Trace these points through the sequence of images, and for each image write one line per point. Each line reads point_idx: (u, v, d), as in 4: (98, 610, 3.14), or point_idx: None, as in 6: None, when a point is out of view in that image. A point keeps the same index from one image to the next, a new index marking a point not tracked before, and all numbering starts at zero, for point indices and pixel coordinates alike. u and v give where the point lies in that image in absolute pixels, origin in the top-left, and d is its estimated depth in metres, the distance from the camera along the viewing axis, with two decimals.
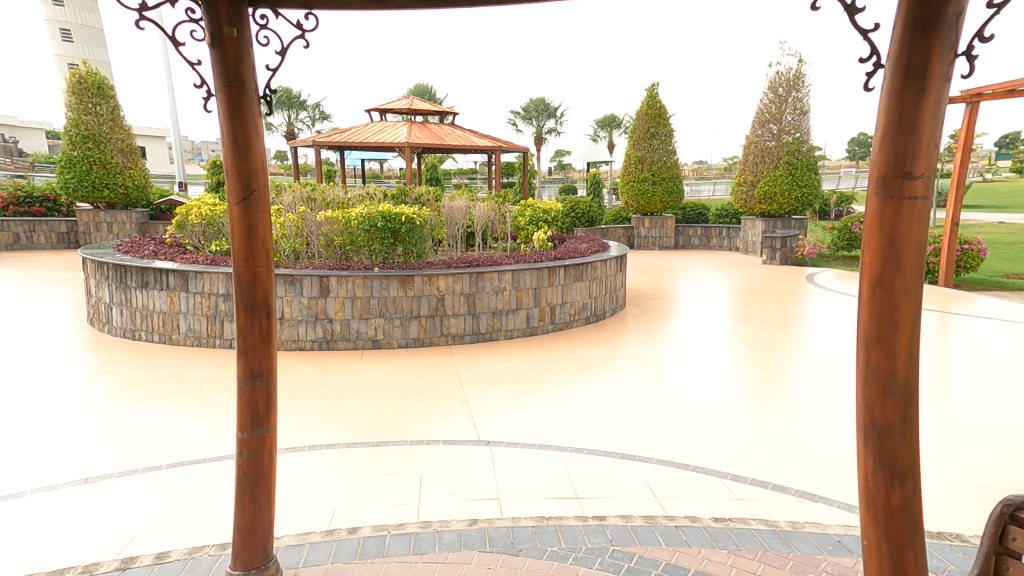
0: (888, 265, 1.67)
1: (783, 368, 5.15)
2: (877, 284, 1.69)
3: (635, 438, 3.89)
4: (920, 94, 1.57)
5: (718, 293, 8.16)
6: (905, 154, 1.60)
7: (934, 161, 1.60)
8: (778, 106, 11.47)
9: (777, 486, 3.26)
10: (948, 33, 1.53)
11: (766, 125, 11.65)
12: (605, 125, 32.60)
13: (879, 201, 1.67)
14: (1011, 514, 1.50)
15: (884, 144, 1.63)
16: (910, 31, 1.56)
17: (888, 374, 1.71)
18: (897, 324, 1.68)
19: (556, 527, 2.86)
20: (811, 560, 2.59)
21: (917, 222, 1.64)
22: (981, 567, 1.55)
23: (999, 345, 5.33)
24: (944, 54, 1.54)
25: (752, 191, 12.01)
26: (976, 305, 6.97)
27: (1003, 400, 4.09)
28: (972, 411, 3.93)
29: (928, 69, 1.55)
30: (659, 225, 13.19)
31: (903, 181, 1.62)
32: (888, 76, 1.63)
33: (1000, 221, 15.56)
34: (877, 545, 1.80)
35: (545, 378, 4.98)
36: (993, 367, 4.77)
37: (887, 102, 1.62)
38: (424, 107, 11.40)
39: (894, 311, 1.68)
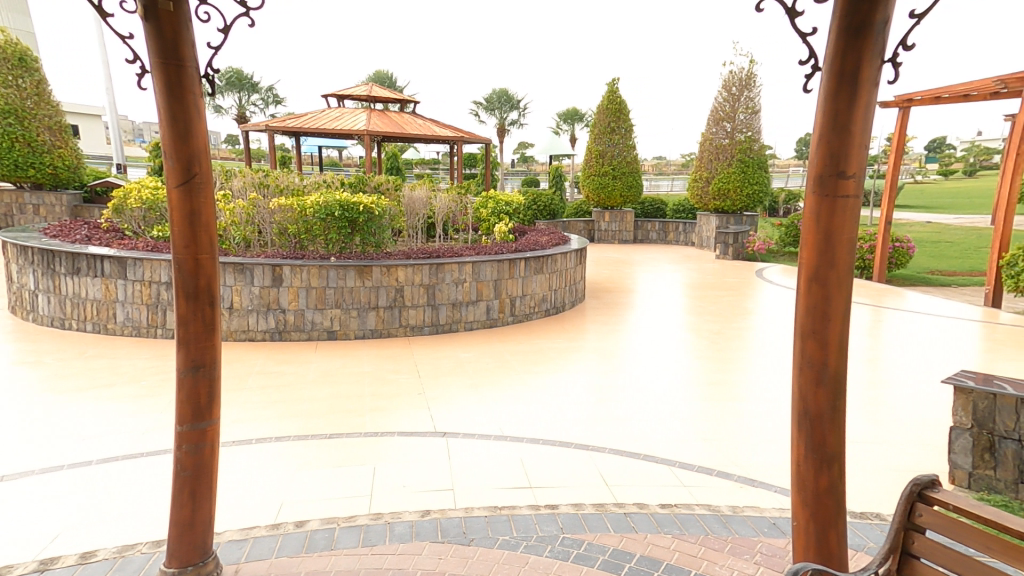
0: (824, 259, 1.76)
1: (733, 359, 5.32)
2: (814, 279, 1.78)
3: (590, 428, 3.96)
4: (853, 97, 1.65)
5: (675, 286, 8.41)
6: (839, 154, 1.69)
7: (865, 162, 1.69)
8: (731, 104, 11.81)
9: (721, 472, 3.39)
10: (877, 39, 1.61)
11: (720, 123, 11.95)
12: (566, 119, 32.77)
13: (816, 199, 1.75)
14: (918, 493, 1.86)
15: (821, 144, 1.71)
16: (845, 36, 1.63)
17: (821, 363, 1.80)
18: (830, 317, 1.77)
19: (509, 516, 2.90)
20: (747, 542, 2.70)
21: (850, 219, 1.73)
22: (893, 540, 1.88)
23: (927, 334, 5.66)
24: (874, 60, 1.63)
25: (706, 188, 12.33)
26: (906, 299, 7.25)
27: (930, 389, 4.36)
28: (900, 400, 4.18)
29: (859, 74, 1.63)
30: (618, 219, 13.44)
31: (837, 180, 1.70)
32: (825, 78, 1.71)
33: (929, 221, 16.51)
34: (805, 526, 1.92)
35: (503, 369, 5.01)
36: (922, 356, 5.06)
37: (824, 104, 1.71)
38: (384, 94, 11.11)
39: (827, 305, 1.77)
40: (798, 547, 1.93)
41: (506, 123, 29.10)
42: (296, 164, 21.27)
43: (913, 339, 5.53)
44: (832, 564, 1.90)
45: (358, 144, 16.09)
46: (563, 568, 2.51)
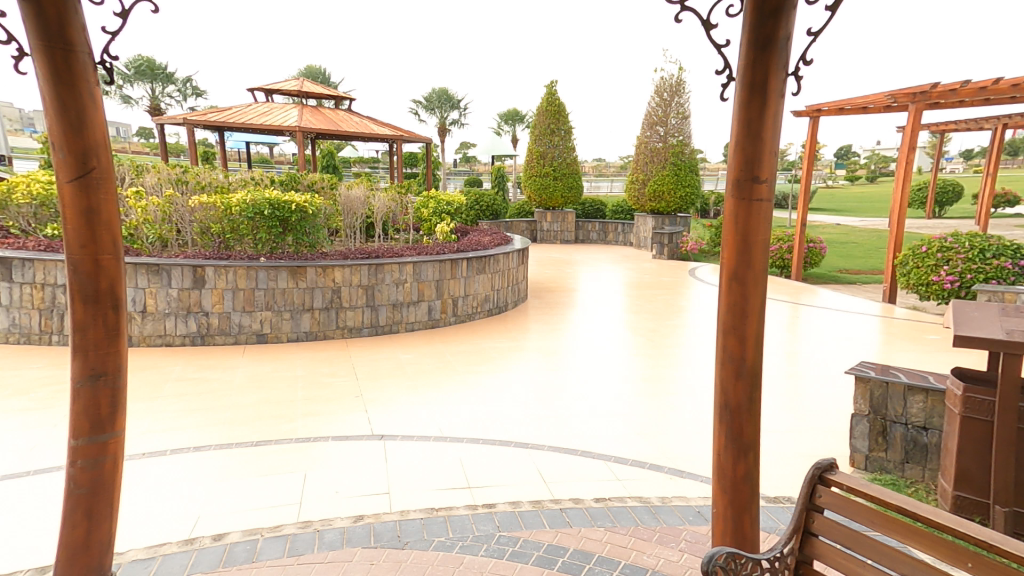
0: (743, 259, 1.86)
1: (668, 355, 5.52)
2: (734, 278, 1.88)
3: (531, 427, 3.98)
4: (763, 106, 1.77)
5: (615, 285, 8.63)
6: (753, 159, 1.80)
7: (776, 167, 1.81)
8: (664, 109, 12.30)
9: (653, 465, 3.48)
10: (782, 54, 1.73)
11: (654, 127, 12.42)
12: (507, 120, 32.88)
13: (734, 201, 1.86)
14: (818, 474, 2.00)
15: (737, 150, 1.83)
16: (753, 49, 1.77)
17: (740, 357, 1.91)
18: (748, 314, 1.87)
19: (446, 517, 2.84)
20: (674, 530, 2.73)
21: (764, 221, 1.85)
22: (797, 521, 2.00)
23: (841, 328, 6.07)
24: (780, 71, 1.76)
25: (643, 190, 12.76)
26: (819, 297, 7.67)
27: (842, 380, 4.68)
28: (814, 392, 4.48)
29: (767, 84, 1.76)
30: (560, 220, 13.67)
31: (752, 183, 1.81)
32: (739, 87, 1.83)
33: (837, 222, 17.94)
34: (724, 512, 2.03)
35: (444, 369, 4.97)
36: (836, 348, 5.41)
37: (737, 112, 1.83)
38: (316, 90, 10.81)
39: (746, 301, 1.88)
40: (716, 532, 2.05)
41: (447, 123, 29.01)
42: (219, 161, 20.16)
43: (829, 333, 5.93)
44: (746, 546, 2.03)
45: (289, 141, 15.59)
46: (497, 567, 2.46)
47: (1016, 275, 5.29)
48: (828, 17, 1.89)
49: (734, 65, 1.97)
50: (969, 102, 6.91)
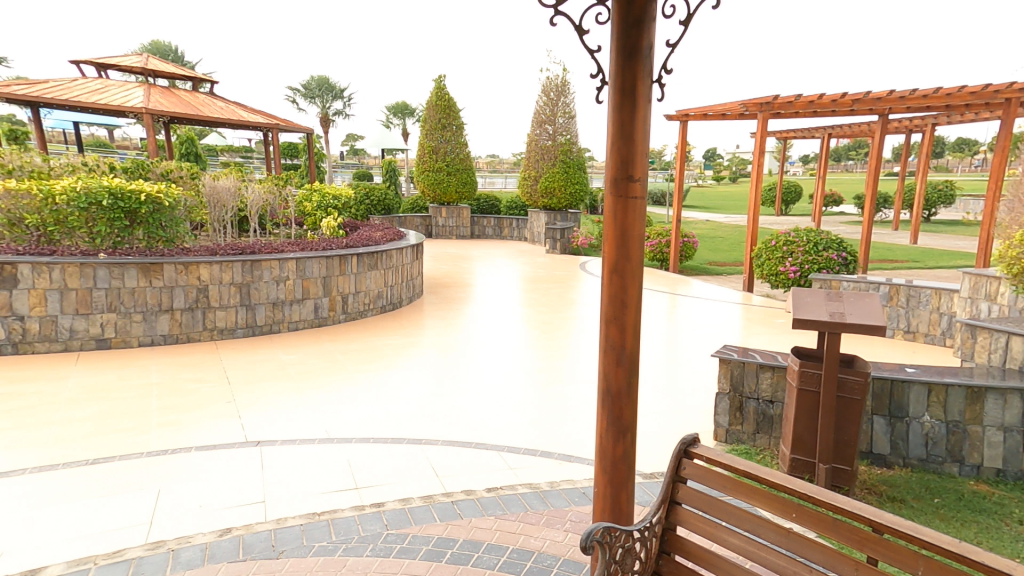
0: (621, 253, 2.02)
1: (562, 347, 5.70)
2: (614, 271, 2.04)
3: (426, 423, 3.88)
4: (633, 109, 1.93)
5: (511, 279, 8.79)
6: (627, 159, 1.96)
7: (647, 167, 1.98)
8: (550, 109, 12.78)
9: (543, 452, 3.50)
10: (644, 63, 1.91)
11: (543, 125, 12.86)
12: (398, 113, 33.10)
13: (613, 199, 2.01)
14: (685, 448, 2.16)
15: (613, 150, 1.98)
16: (622, 57, 1.92)
17: (620, 346, 2.08)
18: (626, 305, 2.05)
19: (329, 520, 2.67)
20: (560, 512, 2.77)
21: (639, 217, 2.02)
22: (665, 492, 2.15)
23: (711, 315, 6.70)
24: (646, 78, 1.93)
25: (535, 186, 13.14)
26: (691, 287, 8.44)
27: (710, 363, 5.16)
28: (687, 376, 4.89)
29: (636, 90, 1.92)
30: (455, 215, 13.80)
31: (627, 182, 1.97)
32: (612, 91, 1.98)
33: (707, 219, 19.90)
34: (603, 489, 2.22)
35: (331, 368, 4.70)
36: (707, 334, 5.96)
37: (612, 115, 1.97)
38: (164, 67, 9.56)
39: (625, 293, 2.04)
40: (597, 509, 2.22)
41: (327, 112, 28.15)
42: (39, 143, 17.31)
43: (700, 320, 6.53)
44: (622, 519, 2.21)
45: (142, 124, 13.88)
46: (383, 565, 2.34)
47: (840, 265, 6.18)
48: (682, 30, 2.05)
49: (605, 71, 2.06)
50: (802, 113, 7.96)
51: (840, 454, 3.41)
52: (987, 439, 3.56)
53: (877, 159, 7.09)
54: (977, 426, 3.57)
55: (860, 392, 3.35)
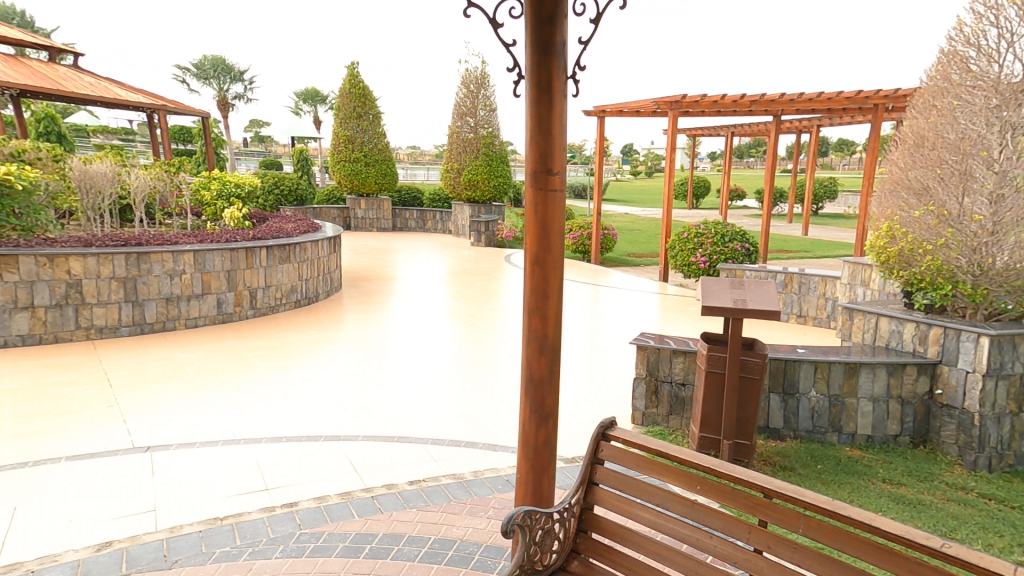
0: (543, 244, 2.07)
1: (488, 338, 5.74)
2: (535, 262, 2.09)
3: (345, 418, 3.77)
4: (550, 104, 1.98)
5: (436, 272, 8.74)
6: (545, 152, 2.01)
7: (565, 161, 2.04)
8: (472, 100, 12.92)
9: (468, 442, 3.51)
10: (559, 58, 1.97)
11: (464, 117, 12.86)
12: (308, 99, 30.67)
13: (533, 192, 2.05)
14: (602, 432, 2.28)
15: (532, 144, 2.03)
16: (537, 52, 1.96)
17: (542, 335, 2.14)
18: (548, 294, 2.11)
19: (233, 524, 2.53)
20: (484, 501, 2.81)
21: (559, 210, 2.07)
22: (585, 473, 2.26)
23: (629, 305, 7.03)
24: (560, 74, 1.98)
25: (458, 178, 13.08)
26: (611, 278, 8.81)
27: (627, 351, 5.42)
28: (606, 363, 5.10)
29: (551, 85, 1.97)
30: (376, 208, 13.50)
31: (547, 176, 2.03)
32: (528, 86, 2.02)
33: (625, 212, 20.82)
34: (525, 475, 2.28)
35: (239, 366, 4.46)
36: (625, 322, 6.26)
37: (530, 109, 2.01)
38: (10, 36, 8.38)
39: (546, 283, 2.10)
40: (519, 494, 2.29)
41: (230, 96, 26.59)
42: None
43: (619, 309, 6.83)
44: (542, 503, 2.29)
45: None
46: (294, 566, 2.25)
47: (745, 255, 6.70)
48: (593, 28, 2.08)
49: (521, 65, 2.08)
50: (708, 112, 8.52)
51: (741, 430, 3.72)
52: (860, 409, 4.03)
53: (772, 157, 7.75)
54: (852, 398, 4.03)
55: (759, 371, 3.66)
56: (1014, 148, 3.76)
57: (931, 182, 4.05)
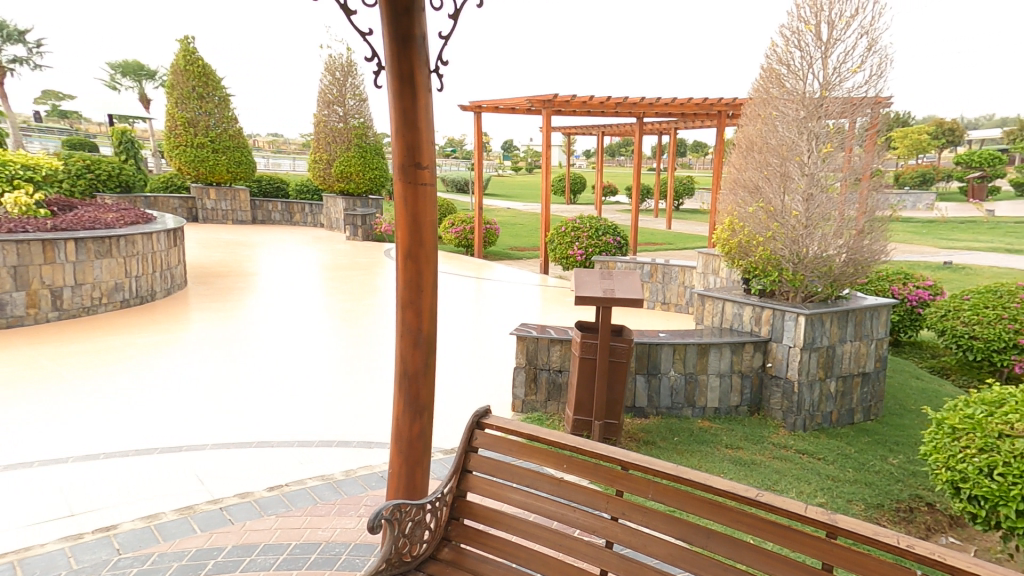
0: (415, 238, 2.07)
1: (371, 333, 5.62)
2: (408, 256, 2.08)
3: (196, 427, 3.46)
4: (414, 96, 1.96)
5: (308, 268, 8.43)
6: (413, 145, 2.00)
7: (434, 155, 2.05)
8: (338, 89, 12.36)
9: (341, 442, 3.39)
10: (419, 52, 1.93)
11: (331, 106, 12.30)
12: (122, 71, 26.59)
13: (402, 184, 2.03)
14: (477, 421, 2.36)
15: (398, 136, 2.00)
16: (396, 42, 1.91)
17: (417, 328, 2.15)
18: (422, 288, 2.12)
19: (21, 560, 2.20)
20: (355, 499, 2.74)
21: (430, 203, 2.07)
22: (458, 462, 2.31)
23: (510, 296, 7.26)
24: (423, 67, 1.96)
25: (328, 170, 12.51)
26: (494, 270, 9.06)
27: (504, 341, 5.59)
28: (484, 355, 5.24)
29: (414, 78, 1.94)
30: (228, 198, 13.13)
31: (415, 169, 2.01)
32: (390, 77, 1.97)
33: (507, 207, 21.46)
34: (399, 470, 2.26)
35: (44, 375, 4.15)
36: (504, 314, 6.47)
37: (394, 100, 1.97)
38: None
39: (420, 276, 2.10)
40: (391, 488, 2.26)
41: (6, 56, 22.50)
42: None
43: (501, 302, 6.99)
44: (416, 497, 2.28)
45: None
46: None
47: (617, 247, 7.20)
48: (452, 24, 2.05)
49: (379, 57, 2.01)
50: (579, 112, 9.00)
51: (611, 411, 4.03)
52: (710, 384, 4.57)
53: (639, 155, 8.41)
54: (703, 375, 4.55)
55: (626, 355, 3.96)
56: (819, 153, 4.47)
57: (760, 182, 4.70)
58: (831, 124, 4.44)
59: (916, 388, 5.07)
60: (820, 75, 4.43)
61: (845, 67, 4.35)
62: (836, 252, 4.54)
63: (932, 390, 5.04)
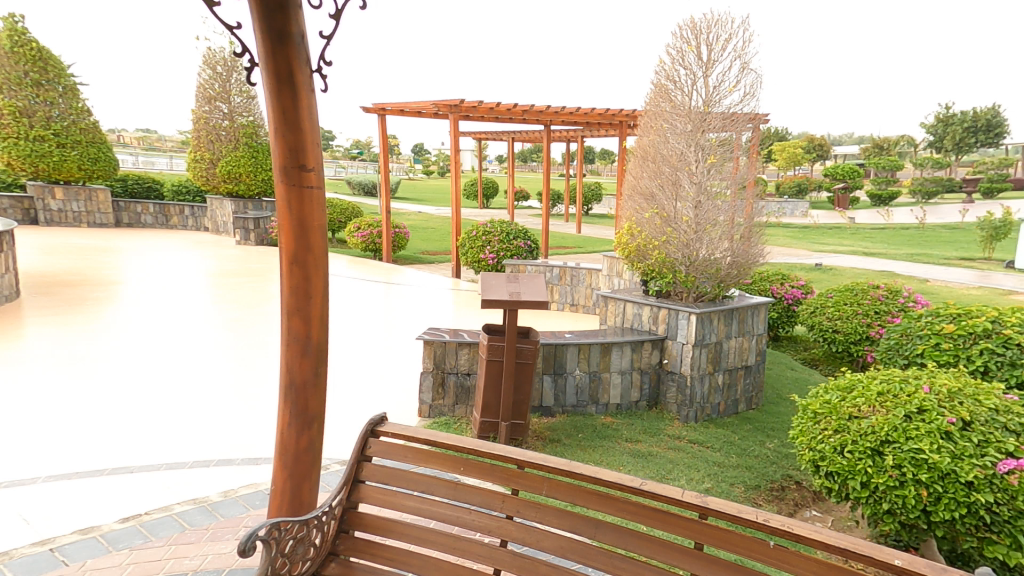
0: (301, 244, 1.99)
1: (261, 343, 5.35)
2: (294, 262, 2.00)
3: (42, 457, 3.10)
4: (294, 96, 1.86)
5: (192, 276, 7.87)
6: (296, 148, 1.91)
7: (320, 158, 1.98)
8: (221, 85, 11.60)
9: (222, 460, 3.19)
10: (298, 50, 1.83)
11: (213, 102, 11.53)
12: None
13: (285, 188, 1.93)
14: (371, 429, 2.31)
15: (278, 138, 1.89)
16: (270, 38, 1.78)
17: (305, 337, 2.06)
18: (311, 295, 2.04)
19: None
20: (232, 522, 2.60)
21: (318, 207, 2.00)
22: (349, 472, 2.24)
23: (416, 301, 7.21)
24: (302, 67, 1.86)
25: (211, 169, 11.85)
26: (404, 274, 8.97)
27: (404, 347, 5.54)
28: (384, 362, 5.15)
29: (293, 77, 1.84)
30: (83, 198, 12.12)
31: (300, 172, 1.93)
32: (265, 75, 1.85)
33: (418, 211, 21.25)
34: (283, 485, 2.14)
35: None
36: (409, 319, 6.41)
37: (271, 99, 1.86)
38: None
39: (308, 283, 2.03)
40: (273, 505, 2.13)
41: None
42: None
43: (411, 306, 6.91)
44: (302, 512, 2.17)
45: None
46: None
47: (528, 250, 7.38)
48: (333, 24, 1.97)
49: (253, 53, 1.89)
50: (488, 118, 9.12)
51: (517, 411, 4.10)
52: (612, 381, 4.79)
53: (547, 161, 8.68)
54: (606, 373, 4.76)
55: (532, 356, 4.05)
56: (705, 163, 4.83)
57: (655, 190, 5.02)
58: (714, 137, 4.82)
59: (790, 378, 5.64)
60: (702, 92, 4.81)
61: (722, 86, 4.76)
62: (721, 255, 4.92)
63: (803, 379, 5.62)
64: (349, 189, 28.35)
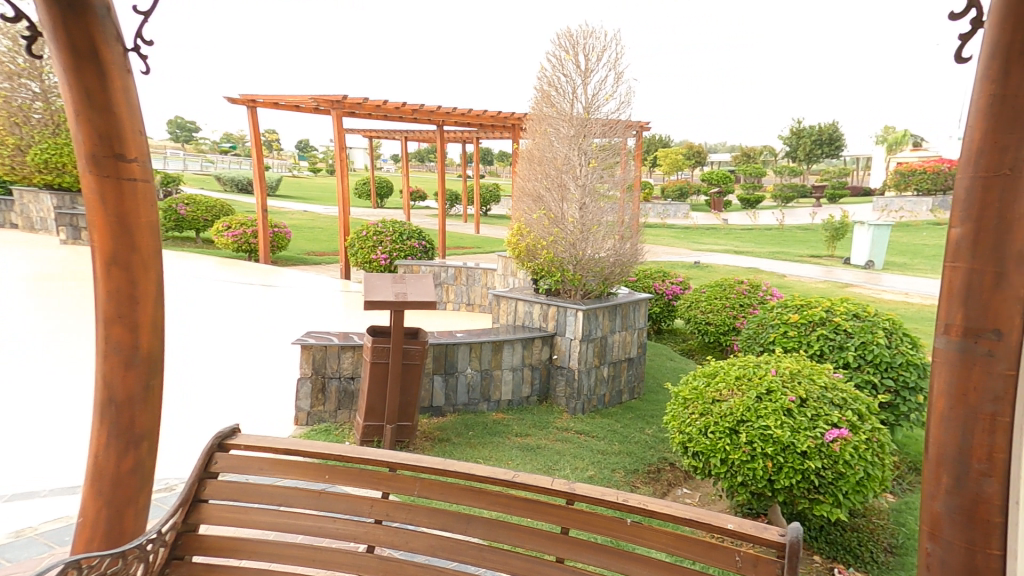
0: (122, 241, 1.72)
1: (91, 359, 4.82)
2: (112, 262, 1.72)
3: None
4: (101, 76, 1.62)
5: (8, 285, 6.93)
6: (108, 134, 1.66)
7: (144, 146, 1.73)
8: (23, 61, 10.25)
9: (22, 495, 2.82)
10: (102, 23, 1.59)
11: (16, 80, 10.21)
12: None
13: (97, 180, 1.68)
14: (218, 443, 2.05)
15: (84, 122, 1.64)
16: (60, 7, 1.53)
17: (131, 348, 1.77)
18: (138, 300, 1.76)
19: None
20: (28, 564, 2.31)
21: (145, 202, 1.76)
22: (186, 492, 1.94)
23: (290, 305, 6.89)
24: (109, 42, 1.61)
25: (22, 157, 10.49)
26: (284, 276, 8.56)
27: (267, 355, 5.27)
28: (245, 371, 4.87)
29: (98, 53, 1.59)
30: None
31: (116, 161, 1.68)
32: (59, 49, 1.59)
33: (303, 210, 20.14)
34: (96, 514, 1.81)
35: None
36: (277, 325, 6.11)
37: (69, 78, 1.61)
38: None
39: (135, 286, 1.75)
40: (81, 538, 1.79)
41: None
42: None
43: (290, 311, 6.58)
44: (123, 543, 1.84)
45: None
46: None
47: (423, 250, 7.31)
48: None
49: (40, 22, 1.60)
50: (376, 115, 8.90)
51: (403, 413, 4.02)
52: (504, 378, 4.86)
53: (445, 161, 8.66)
54: (497, 370, 4.82)
55: (419, 356, 3.97)
56: (589, 165, 5.05)
57: (542, 192, 5.18)
58: (597, 142, 5.07)
59: (669, 367, 6.08)
60: (582, 99, 5.06)
61: (600, 95, 5.02)
62: (606, 254, 5.15)
63: (680, 367, 6.08)
64: (221, 186, 25.98)
